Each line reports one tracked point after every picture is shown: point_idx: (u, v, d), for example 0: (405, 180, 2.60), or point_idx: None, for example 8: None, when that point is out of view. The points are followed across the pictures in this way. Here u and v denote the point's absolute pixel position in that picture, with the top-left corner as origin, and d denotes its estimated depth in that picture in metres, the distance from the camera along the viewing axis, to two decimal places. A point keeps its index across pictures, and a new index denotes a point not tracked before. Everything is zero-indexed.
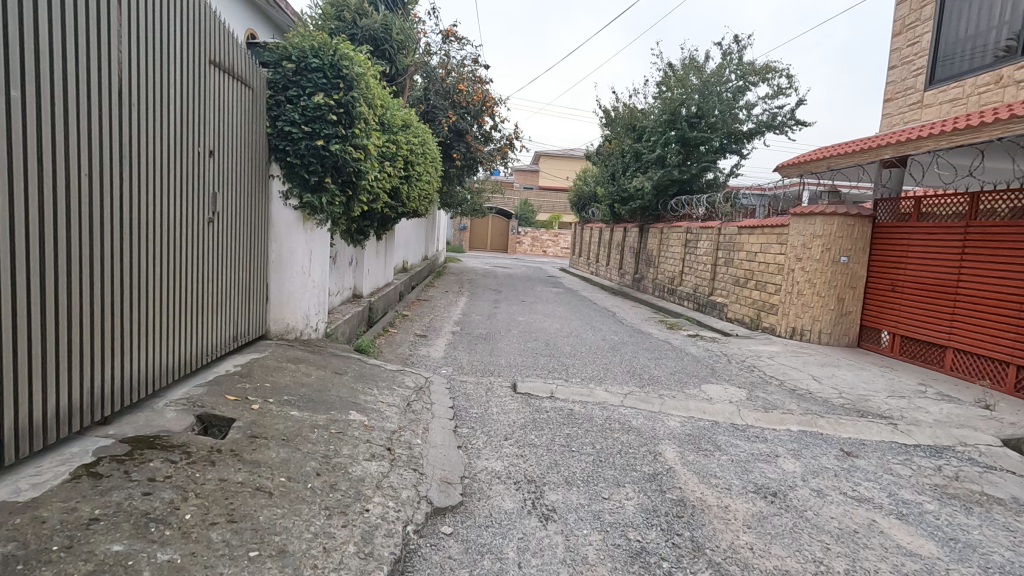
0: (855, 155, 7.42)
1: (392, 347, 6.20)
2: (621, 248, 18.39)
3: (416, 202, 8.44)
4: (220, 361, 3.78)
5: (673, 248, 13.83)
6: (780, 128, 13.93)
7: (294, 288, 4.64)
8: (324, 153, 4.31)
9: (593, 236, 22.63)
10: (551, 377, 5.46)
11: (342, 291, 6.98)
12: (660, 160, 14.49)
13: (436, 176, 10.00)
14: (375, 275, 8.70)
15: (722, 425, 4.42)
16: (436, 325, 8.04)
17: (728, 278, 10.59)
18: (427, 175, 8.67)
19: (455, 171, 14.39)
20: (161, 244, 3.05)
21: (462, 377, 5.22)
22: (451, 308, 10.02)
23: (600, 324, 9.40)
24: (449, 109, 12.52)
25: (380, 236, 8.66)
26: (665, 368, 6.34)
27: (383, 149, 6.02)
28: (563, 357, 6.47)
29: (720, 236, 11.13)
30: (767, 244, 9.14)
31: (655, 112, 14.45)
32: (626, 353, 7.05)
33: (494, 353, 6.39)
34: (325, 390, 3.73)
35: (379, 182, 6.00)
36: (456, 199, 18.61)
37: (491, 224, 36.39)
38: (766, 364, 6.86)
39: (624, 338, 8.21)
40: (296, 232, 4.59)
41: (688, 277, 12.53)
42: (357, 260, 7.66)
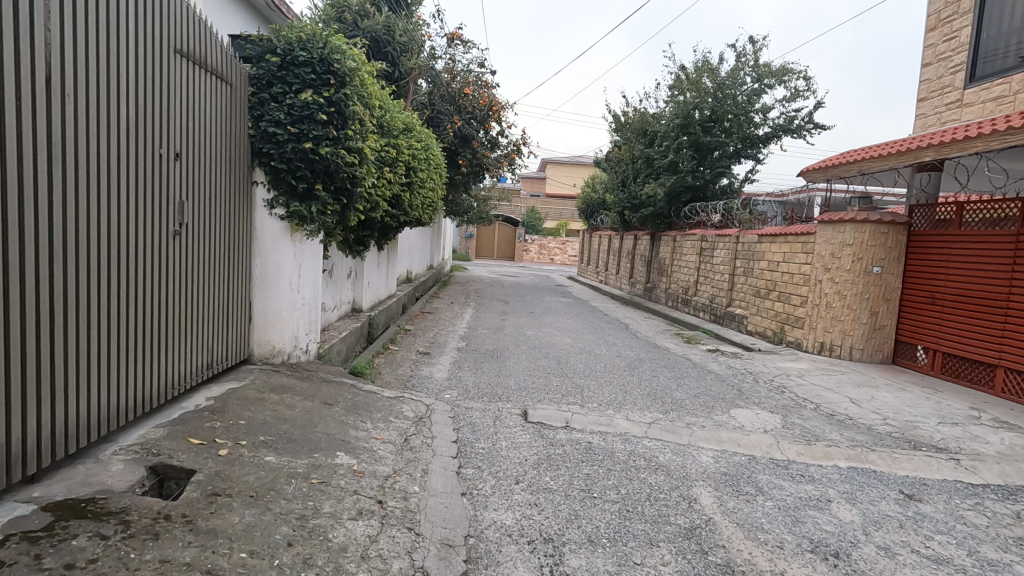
0: (889, 158, 6.90)
1: (392, 367, 5.72)
2: (632, 257, 17.86)
3: (420, 210, 8.01)
4: (191, 394, 3.31)
5: (686, 256, 13.32)
6: (798, 132, 13.39)
7: (280, 306, 4.17)
8: (314, 158, 3.90)
9: (602, 244, 22.10)
10: (566, 402, 4.96)
11: (340, 306, 6.53)
12: (673, 165, 13.99)
13: (441, 183, 9.58)
14: (377, 287, 8.26)
15: (760, 461, 3.91)
16: (439, 341, 7.56)
17: (747, 289, 10.06)
18: (431, 182, 8.24)
19: (461, 179, 13.95)
20: (114, 264, 2.57)
21: (467, 403, 4.73)
22: (456, 321, 9.54)
23: (613, 338, 8.90)
24: (454, 113, 12.11)
25: (381, 246, 8.22)
26: (688, 390, 5.84)
27: (382, 153, 5.58)
28: (577, 378, 5.96)
29: (738, 245, 10.61)
30: (791, 253, 8.62)
31: (667, 116, 13.98)
32: (645, 372, 6.54)
33: (502, 374, 5.90)
34: (310, 426, 3.25)
35: (379, 189, 5.57)
36: (462, 206, 18.18)
37: (497, 232, 35.94)
38: (796, 384, 6.33)
39: (639, 354, 7.71)
40: (282, 243, 4.12)
41: (704, 287, 12.00)
42: (356, 272, 7.22)
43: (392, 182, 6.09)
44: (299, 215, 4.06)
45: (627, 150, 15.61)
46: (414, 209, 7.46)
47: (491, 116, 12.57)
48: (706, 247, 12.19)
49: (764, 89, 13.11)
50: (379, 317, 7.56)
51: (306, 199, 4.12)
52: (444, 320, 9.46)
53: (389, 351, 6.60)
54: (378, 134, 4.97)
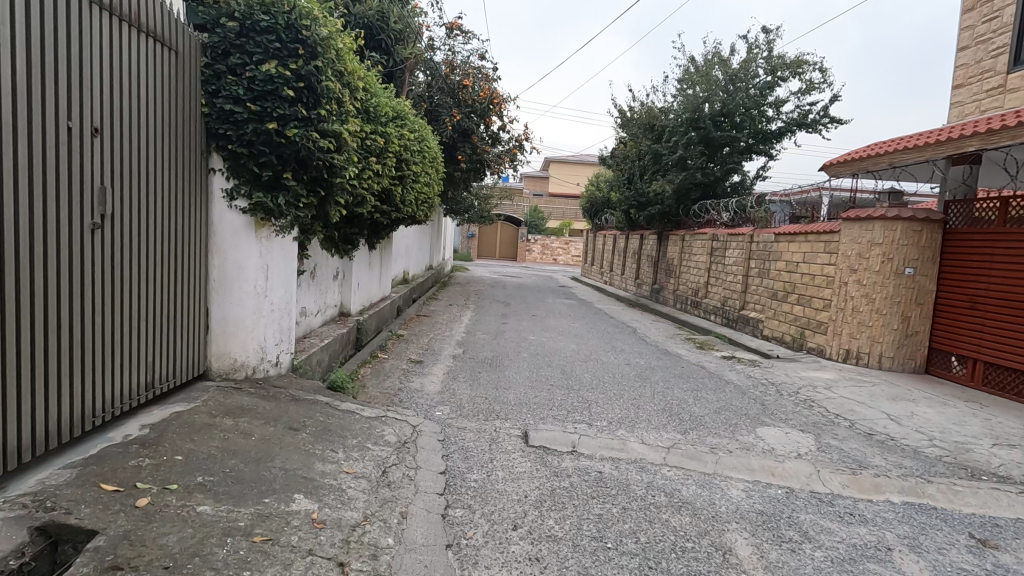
0: (924, 149, 6.29)
1: (379, 379, 5.16)
2: (638, 257, 17.26)
3: (415, 207, 7.47)
4: (123, 421, 2.74)
5: (696, 257, 12.73)
6: (813, 127, 12.78)
7: (244, 314, 3.61)
8: (281, 142, 3.37)
9: (607, 243, 21.50)
10: (572, 421, 4.41)
11: (324, 310, 5.99)
12: (682, 162, 13.40)
13: (438, 178, 9.01)
14: (369, 287, 7.73)
15: (799, 496, 3.35)
16: (434, 347, 7.00)
17: (763, 291, 9.48)
18: (426, 177, 7.69)
19: (461, 176, 13.39)
20: (3, 268, 2.00)
21: (460, 422, 4.17)
22: (454, 325, 8.99)
23: (621, 343, 8.33)
24: (453, 106, 11.56)
25: (373, 244, 7.66)
26: (707, 404, 5.27)
27: (367, 141, 5.03)
28: (584, 391, 5.40)
29: (753, 244, 10.03)
30: (812, 253, 8.04)
31: (676, 111, 13.40)
32: (658, 383, 5.97)
33: (502, 386, 5.33)
34: (265, 461, 2.70)
35: (364, 181, 5.04)
36: (462, 204, 17.61)
37: (499, 231, 35.33)
38: (824, 397, 5.76)
39: (649, 361, 7.14)
40: (246, 241, 3.55)
41: (716, 289, 11.40)
42: (344, 272, 6.67)
43: (380, 174, 5.56)
44: (265, 209, 3.51)
45: (633, 146, 15.01)
46: (407, 205, 6.92)
47: (492, 109, 11.97)
48: (718, 247, 11.59)
49: (778, 82, 12.50)
50: (369, 321, 7.02)
51: (274, 190, 3.59)
52: (441, 324, 8.91)
53: (377, 359, 6.06)
54: (359, 119, 4.43)
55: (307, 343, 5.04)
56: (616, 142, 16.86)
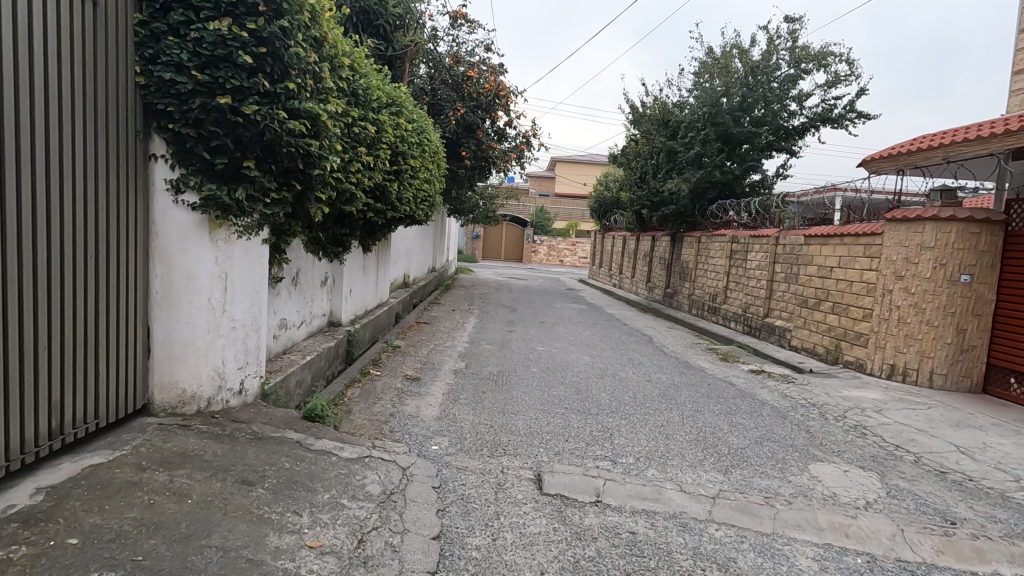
0: (986, 141, 5.55)
1: (367, 403, 4.50)
2: (650, 260, 16.54)
3: (414, 204, 6.82)
4: (12, 483, 2.08)
5: (714, 260, 12.02)
6: (839, 122, 12.03)
7: (195, 334, 2.94)
8: (236, 120, 2.73)
9: (616, 245, 20.78)
10: (593, 456, 3.73)
11: (309, 320, 5.35)
12: (698, 159, 12.70)
13: (440, 174, 8.35)
14: (364, 292, 7.09)
15: (885, 567, 2.66)
16: (434, 360, 6.34)
17: (790, 297, 8.77)
18: (427, 172, 7.03)
19: (465, 174, 12.72)
20: None
21: (461, 460, 3.49)
22: (456, 333, 8.32)
23: (638, 355, 7.64)
24: (456, 100, 10.92)
25: (367, 246, 7.00)
26: (746, 432, 4.57)
27: (355, 128, 4.37)
28: (603, 415, 4.71)
29: (779, 247, 9.32)
30: (849, 256, 7.32)
31: (692, 106, 12.69)
32: (685, 405, 5.28)
33: (509, 410, 4.65)
34: (198, 539, 2.03)
35: (352, 174, 4.39)
36: (466, 204, 16.95)
37: (504, 231, 34.66)
38: (877, 422, 5.06)
39: (671, 376, 6.45)
40: (197, 244, 2.88)
41: (736, 295, 10.70)
42: (334, 278, 6.01)
43: (370, 166, 4.90)
44: (219, 204, 2.86)
45: (645, 144, 14.30)
46: (408, 200, 6.26)
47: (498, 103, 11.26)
48: (738, 249, 10.87)
49: (802, 75, 11.77)
50: (361, 330, 6.36)
51: (233, 181, 2.96)
52: (442, 332, 8.24)
53: (368, 375, 5.40)
54: (341, 98, 3.77)
55: (285, 362, 4.38)
56: (627, 140, 16.16)
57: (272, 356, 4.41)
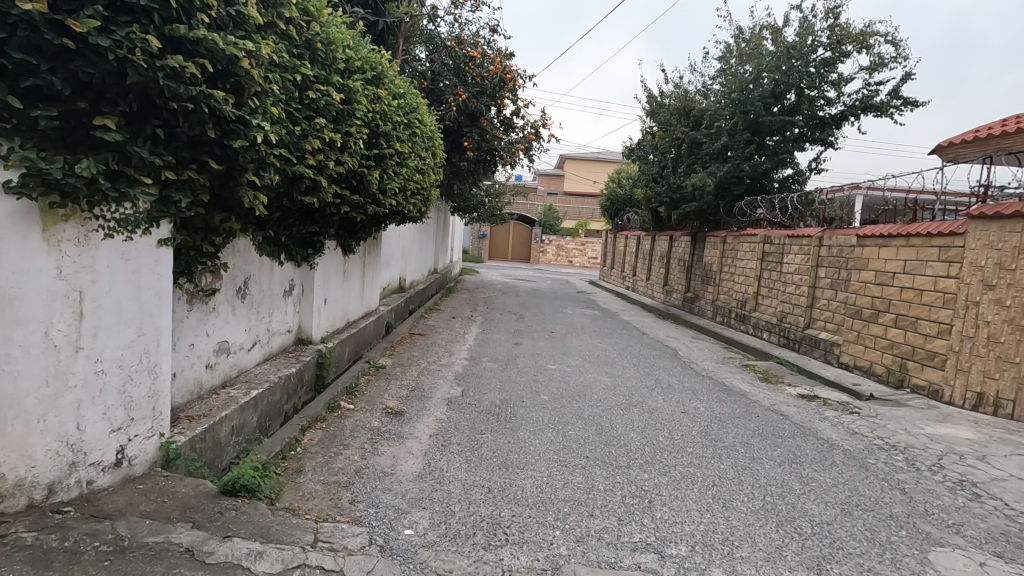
0: None
1: (328, 454, 3.45)
2: (667, 261, 15.38)
3: (404, 195, 5.77)
4: None
5: (742, 262, 10.89)
6: (882, 110, 10.85)
7: (22, 390, 1.88)
8: (63, 45, 1.72)
9: (629, 245, 19.61)
10: (631, 547, 2.66)
11: (266, 340, 4.32)
12: (724, 152, 11.54)
13: (438, 164, 7.32)
14: (346, 300, 6.11)
15: None
16: (424, 385, 5.29)
17: (839, 307, 7.64)
18: (418, 159, 5.99)
19: (467, 169, 11.67)
20: None
21: (443, 559, 2.43)
22: (454, 346, 7.25)
23: (665, 375, 6.55)
24: (458, 84, 9.87)
25: (349, 247, 5.96)
26: (825, 494, 3.48)
27: (313, 93, 3.34)
28: (636, 468, 3.64)
29: (823, 248, 8.20)
30: (919, 261, 6.20)
31: (717, 93, 11.58)
32: (736, 449, 4.19)
33: (514, 462, 3.59)
34: None
35: (308, 152, 3.36)
36: (471, 201, 15.89)
37: (511, 231, 33.56)
38: (987, 475, 3.94)
39: (710, 405, 5.37)
40: (18, 248, 1.83)
41: (770, 302, 9.56)
42: (302, 286, 4.97)
43: (337, 145, 3.88)
44: (52, 183, 1.85)
45: (663, 136, 13.14)
46: (394, 191, 5.23)
47: (504, 88, 10.19)
48: (772, 251, 9.73)
49: (842, 58, 10.62)
50: (337, 348, 5.33)
51: (83, 149, 1.97)
52: (438, 345, 7.19)
53: (339, 408, 4.36)
54: (281, 43, 2.74)
55: (219, 400, 3.35)
56: (644, 132, 15.02)
57: (205, 392, 3.39)
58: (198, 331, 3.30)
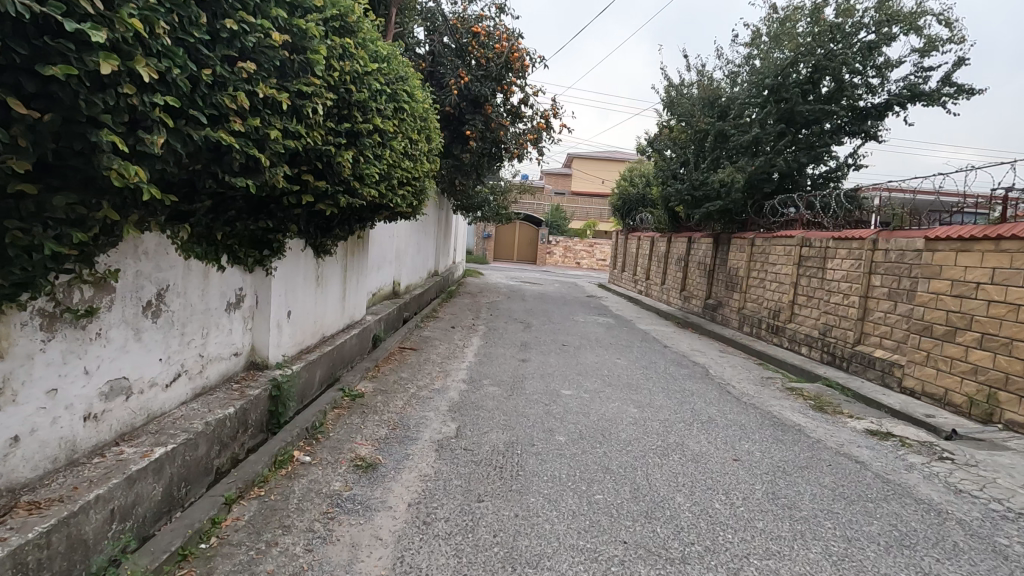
0: None
1: (257, 547, 2.41)
2: (685, 265, 14.29)
3: (391, 183, 4.74)
4: None
5: (773, 267, 9.81)
6: (933, 98, 9.69)
7: None
8: None
9: (642, 247, 18.49)
10: None
11: (198, 370, 3.29)
12: (754, 145, 10.44)
13: (434, 151, 6.29)
14: (320, 311, 5.12)
15: None
16: (409, 420, 4.24)
17: (901, 321, 6.55)
18: (408, 141, 4.94)
19: (469, 162, 10.60)
20: None
21: None
22: (450, 364, 6.21)
23: (702, 403, 5.48)
24: (459, 66, 8.81)
25: (323, 248, 4.92)
26: None
27: (237, 25, 2.31)
28: (696, 564, 2.58)
29: (878, 253, 7.12)
30: (1013, 268, 5.14)
31: (747, 81, 10.51)
32: (820, 522, 3.12)
33: (522, 552, 2.56)
34: None
35: (228, 109, 2.33)
36: (474, 198, 14.84)
37: (516, 231, 32.50)
38: None
39: (766, 448, 4.30)
40: None
41: (811, 312, 8.48)
42: (254, 297, 3.93)
43: (282, 109, 2.84)
44: None
45: (684, 128, 12.04)
46: (376, 177, 4.19)
47: (510, 70, 9.13)
48: (812, 255, 8.63)
49: (889, 40, 9.50)
50: (301, 373, 4.30)
51: None
52: (431, 363, 6.14)
53: (291, 460, 3.31)
54: None
55: (100, 468, 2.33)
56: (662, 126, 13.95)
57: (80, 456, 2.37)
58: (68, 371, 2.28)
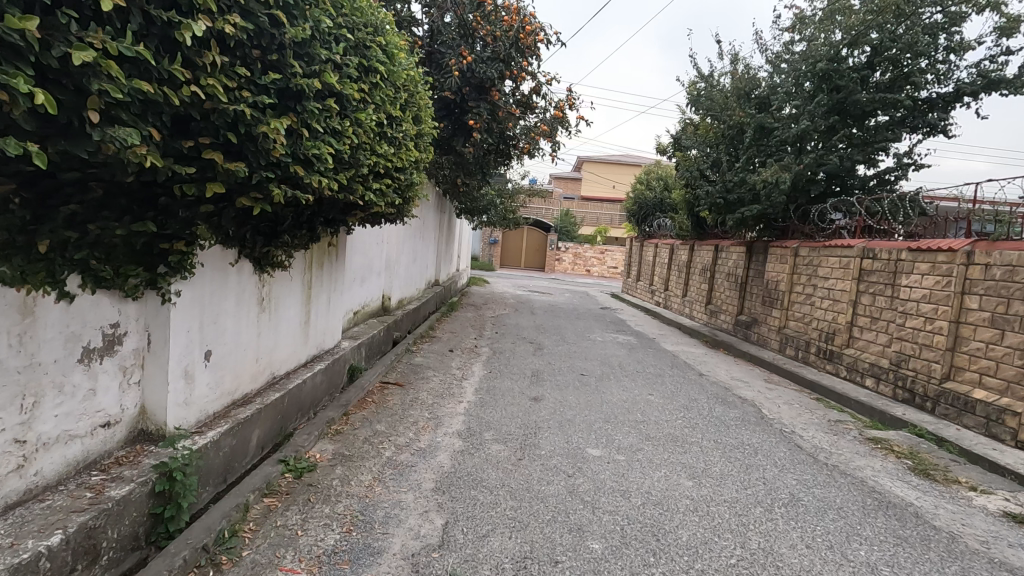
0: None
1: None
2: (712, 276, 12.91)
3: (361, 172, 3.47)
4: None
5: (823, 281, 8.45)
6: (1013, 85, 8.29)
7: None
8: None
9: (661, 255, 17.12)
10: None
11: (12, 463, 2.02)
12: (799, 141, 9.10)
13: (427, 138, 5.02)
14: (267, 344, 3.82)
15: None
16: (374, 513, 2.92)
17: (1014, 355, 5.18)
18: (384, 116, 3.66)
19: (472, 160, 9.33)
20: None
21: None
22: (442, 408, 4.89)
23: (774, 470, 4.14)
24: (461, 45, 7.55)
25: (269, 260, 3.64)
26: None
27: None
28: None
29: (975, 268, 5.75)
30: None
31: (792, 67, 9.19)
32: None
33: None
34: None
35: None
36: (479, 201, 13.54)
37: (525, 236, 31.19)
38: None
39: (892, 558, 2.97)
40: None
41: (878, 337, 7.11)
42: (141, 335, 2.64)
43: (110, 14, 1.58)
44: None
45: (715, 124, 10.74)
46: (328, 160, 2.91)
47: (521, 51, 7.88)
48: (878, 269, 7.27)
49: (961, 19, 8.15)
50: (223, 440, 3.00)
51: None
52: (418, 407, 4.83)
53: None
54: None
55: None
56: (687, 123, 12.64)
57: None
58: None
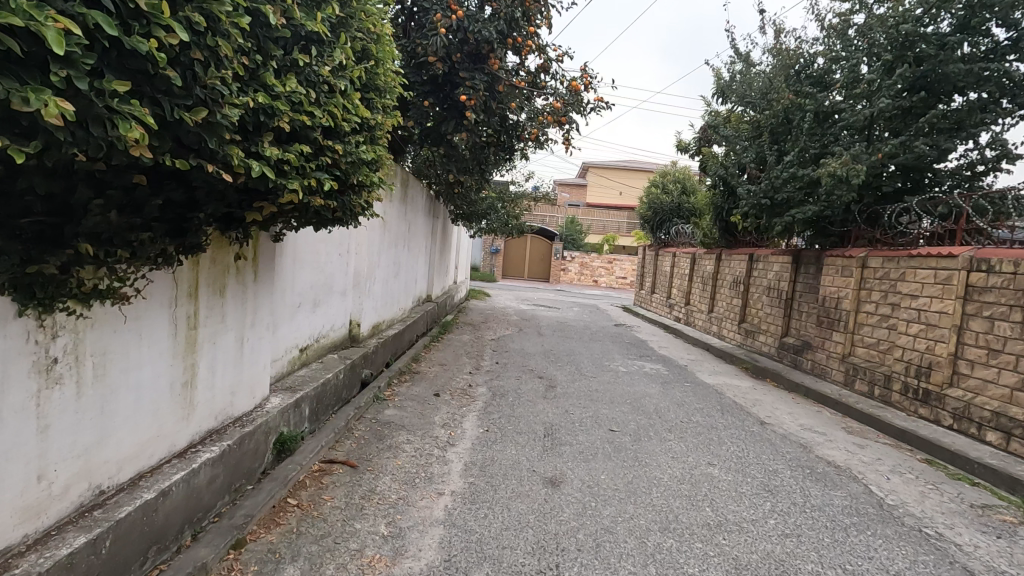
0: None
1: None
2: (747, 290, 11.18)
3: (225, 119, 1.80)
4: None
5: (907, 299, 6.72)
6: None
7: None
8: None
9: (681, 265, 15.34)
10: None
11: None
12: (867, 125, 7.39)
13: (391, 98, 3.35)
14: (73, 444, 2.09)
15: None
16: None
17: None
18: (275, 17, 1.98)
19: (467, 153, 7.62)
20: None
21: None
22: (408, 513, 3.13)
23: None
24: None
25: (71, 286, 1.96)
26: None
27: None
28: None
29: None
30: None
31: (857, 37, 7.55)
32: None
33: None
34: None
35: None
36: (478, 205, 11.84)
37: (529, 245, 29.49)
38: None
39: None
40: None
41: (1003, 377, 5.33)
42: None
43: None
44: None
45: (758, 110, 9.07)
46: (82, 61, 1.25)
47: (523, 10, 6.22)
48: (997, 286, 5.53)
49: None
50: None
51: None
52: (370, 514, 3.06)
53: None
54: None
55: None
56: (719, 113, 10.97)
57: None
58: None
